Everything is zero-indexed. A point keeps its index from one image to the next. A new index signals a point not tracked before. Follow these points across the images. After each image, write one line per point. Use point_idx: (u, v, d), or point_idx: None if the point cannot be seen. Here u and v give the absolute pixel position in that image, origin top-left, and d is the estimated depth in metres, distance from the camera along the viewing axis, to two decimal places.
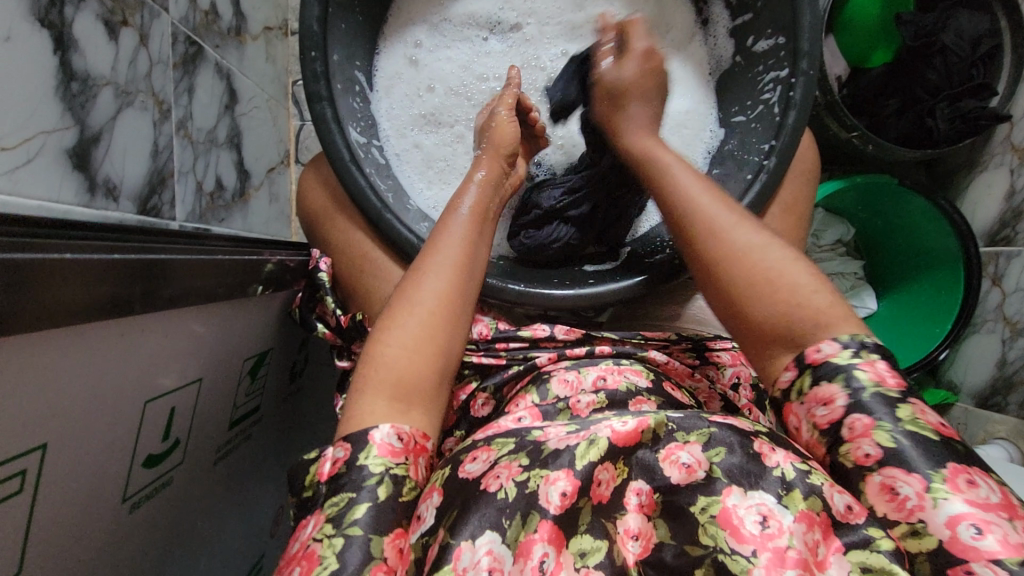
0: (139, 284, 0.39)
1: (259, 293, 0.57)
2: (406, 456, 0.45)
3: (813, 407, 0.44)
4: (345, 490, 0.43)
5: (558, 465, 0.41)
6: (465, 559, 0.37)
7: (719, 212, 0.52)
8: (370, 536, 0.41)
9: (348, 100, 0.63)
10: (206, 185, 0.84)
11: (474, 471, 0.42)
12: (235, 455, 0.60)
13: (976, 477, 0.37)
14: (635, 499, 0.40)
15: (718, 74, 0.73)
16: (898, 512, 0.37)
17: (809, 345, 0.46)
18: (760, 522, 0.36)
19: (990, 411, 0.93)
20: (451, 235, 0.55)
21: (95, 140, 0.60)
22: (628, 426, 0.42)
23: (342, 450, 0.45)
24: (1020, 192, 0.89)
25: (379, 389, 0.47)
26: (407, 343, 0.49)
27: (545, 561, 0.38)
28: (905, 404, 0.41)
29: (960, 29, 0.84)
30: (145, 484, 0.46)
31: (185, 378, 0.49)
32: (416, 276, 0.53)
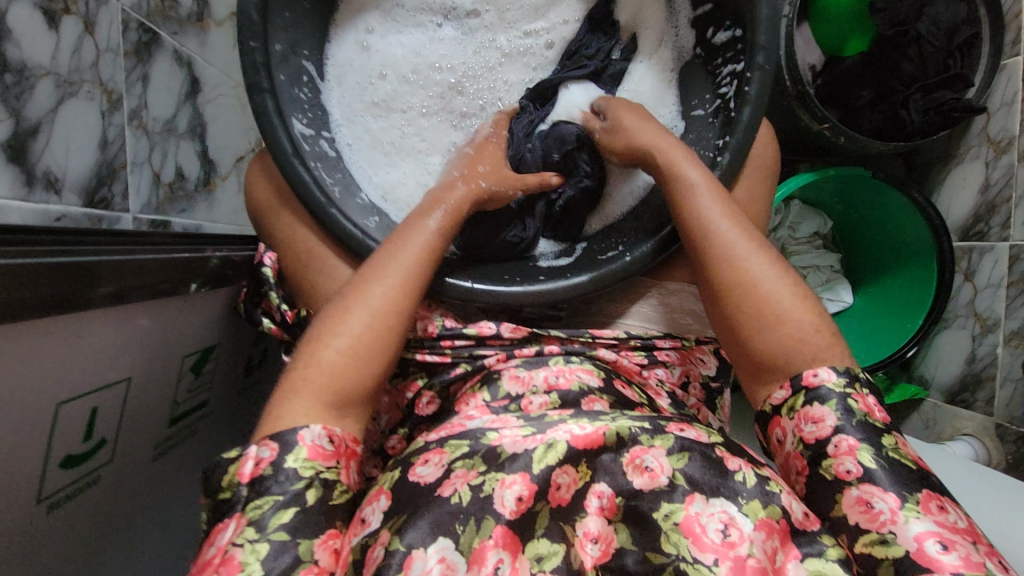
0: (54, 288, 0.39)
1: (195, 291, 0.56)
2: (337, 460, 0.45)
3: (802, 424, 0.48)
4: (271, 492, 0.42)
5: (515, 468, 0.40)
6: (417, 567, 0.37)
7: (739, 243, 0.54)
8: (298, 540, 0.41)
9: (293, 91, 0.62)
10: (164, 175, 0.82)
11: (427, 476, 0.42)
12: (177, 452, 0.60)
13: (946, 504, 0.42)
14: (597, 501, 0.41)
15: (679, 65, 0.70)
16: (870, 523, 0.42)
17: (803, 368, 0.49)
18: (721, 530, 0.39)
19: (959, 408, 0.92)
20: (414, 242, 0.55)
21: (33, 132, 0.60)
22: (587, 430, 0.42)
23: (268, 450, 0.43)
24: (995, 187, 0.87)
25: (316, 393, 0.46)
26: (348, 348, 0.48)
27: (500, 568, 0.37)
28: (889, 434, 0.46)
29: (935, 19, 0.82)
30: (66, 484, 0.45)
31: (110, 375, 0.48)
32: (368, 279, 0.52)
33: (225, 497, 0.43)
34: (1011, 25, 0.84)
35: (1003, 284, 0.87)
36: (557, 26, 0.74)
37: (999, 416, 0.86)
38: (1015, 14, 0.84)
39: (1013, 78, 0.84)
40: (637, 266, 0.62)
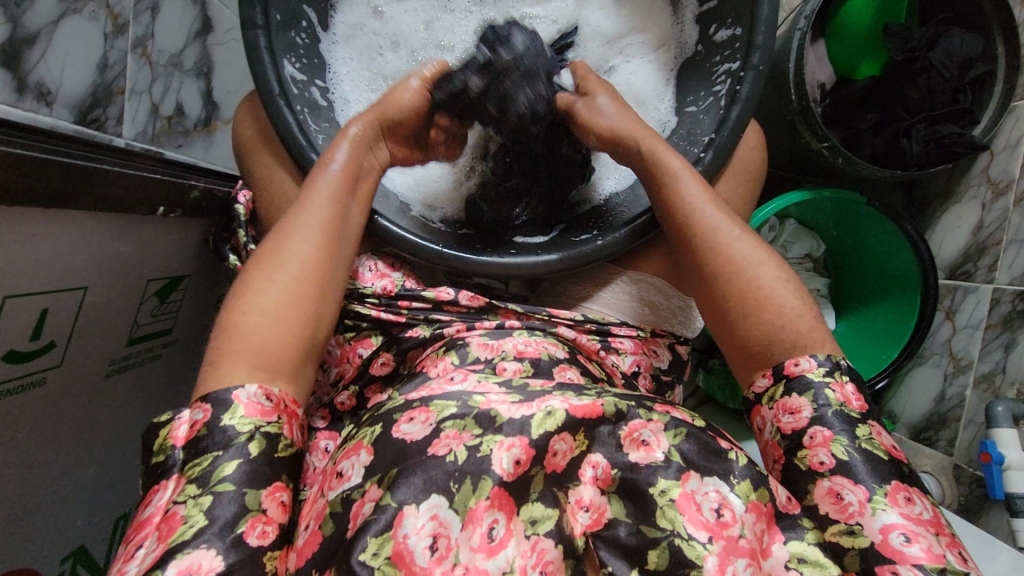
0: (24, 178, 0.42)
1: (162, 215, 0.57)
2: (278, 416, 0.45)
3: (781, 414, 0.50)
4: (210, 449, 0.42)
5: (512, 431, 0.42)
6: (408, 524, 0.37)
7: (727, 233, 0.55)
8: (245, 490, 0.41)
9: (290, 34, 0.62)
10: (163, 109, 0.82)
11: (412, 434, 0.42)
12: (132, 374, 0.61)
13: (913, 496, 0.44)
14: (591, 471, 0.43)
15: (679, 58, 0.70)
16: (839, 514, 0.43)
17: (786, 359, 0.51)
18: (715, 509, 0.41)
19: (922, 445, 0.92)
20: (317, 197, 0.54)
21: (28, 42, 0.61)
22: (586, 401, 0.44)
23: (201, 411, 0.43)
24: (987, 229, 0.87)
25: (240, 359, 0.46)
26: (267, 311, 0.48)
27: (495, 527, 0.39)
28: (864, 425, 0.47)
29: (949, 49, 0.81)
30: (8, 379, 0.46)
31: (63, 283, 0.49)
32: (277, 239, 0.51)
33: (159, 460, 0.42)
34: None
35: (981, 326, 0.86)
36: (567, 2, 0.71)
37: (958, 457, 0.86)
38: None
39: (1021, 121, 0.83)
40: (606, 252, 0.62)
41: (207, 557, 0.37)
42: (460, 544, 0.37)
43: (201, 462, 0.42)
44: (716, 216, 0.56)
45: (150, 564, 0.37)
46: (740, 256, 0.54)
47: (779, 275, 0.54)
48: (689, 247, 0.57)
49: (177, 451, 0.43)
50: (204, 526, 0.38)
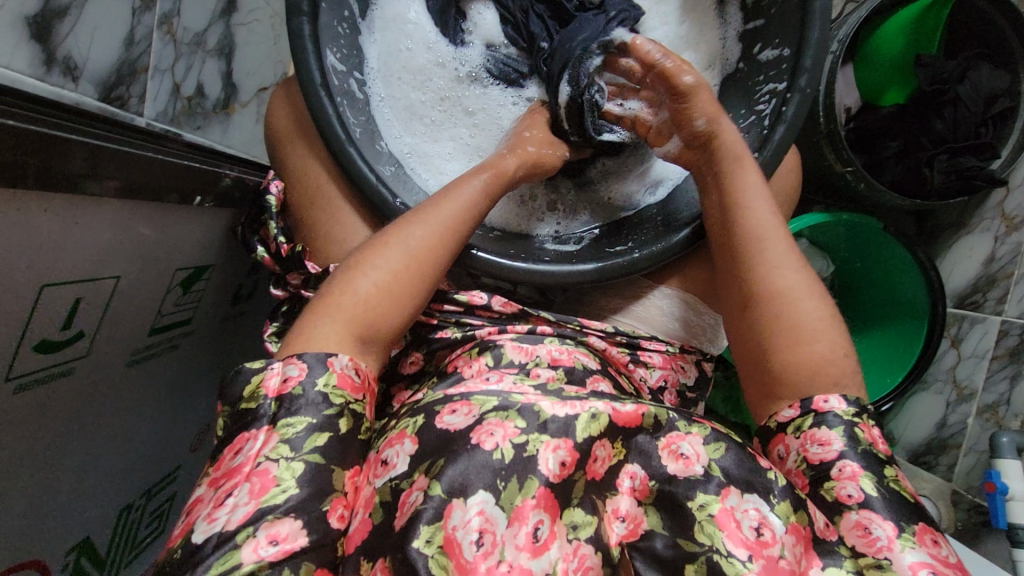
0: (54, 162, 0.39)
1: (199, 204, 0.56)
2: (362, 394, 0.45)
3: (809, 445, 0.48)
4: (303, 413, 0.41)
5: (558, 432, 0.41)
6: (457, 517, 0.37)
7: (787, 260, 0.54)
8: (330, 466, 0.40)
9: (332, 23, 0.61)
10: (185, 89, 0.79)
11: (456, 424, 0.41)
12: (153, 363, 0.59)
13: (939, 539, 0.42)
14: (629, 482, 0.43)
15: (720, 74, 0.69)
16: (866, 547, 0.41)
17: (815, 393, 0.49)
18: (755, 528, 0.39)
19: (921, 469, 0.94)
20: (452, 200, 0.54)
21: (58, 14, 0.58)
22: (628, 409, 0.44)
23: (296, 369, 0.43)
24: (999, 261, 0.88)
25: (345, 320, 0.46)
26: (373, 290, 0.48)
27: (540, 528, 0.38)
28: (891, 467, 0.46)
29: (976, 83, 0.83)
30: (37, 368, 0.44)
31: (98, 272, 0.48)
32: (408, 220, 0.52)
33: (250, 408, 0.41)
34: None
35: (987, 356, 0.88)
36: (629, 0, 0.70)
37: (957, 483, 0.88)
38: None
39: None
40: (643, 265, 0.61)
41: (292, 529, 0.37)
42: (506, 541, 0.37)
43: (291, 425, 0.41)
44: (780, 243, 0.55)
45: (242, 518, 0.37)
46: (796, 282, 0.53)
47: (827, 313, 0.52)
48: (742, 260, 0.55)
49: (267, 404, 0.42)
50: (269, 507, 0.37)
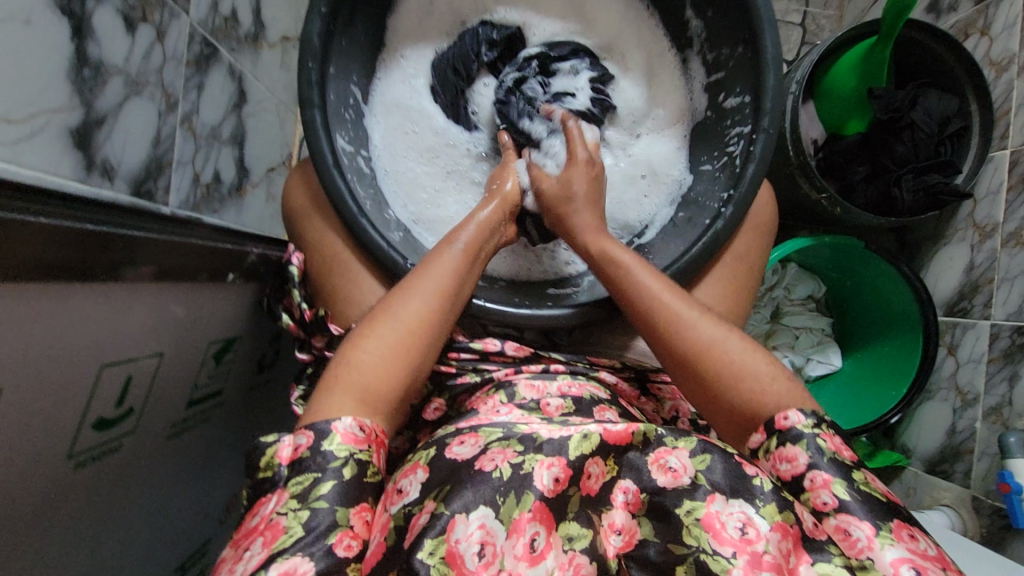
0: (94, 257, 0.42)
1: (230, 280, 0.62)
2: (368, 445, 0.48)
3: (778, 463, 0.49)
4: (309, 469, 0.46)
5: (552, 452, 0.45)
6: (459, 531, 0.41)
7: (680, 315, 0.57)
8: (336, 507, 0.44)
9: (340, 110, 0.68)
10: (204, 177, 0.86)
11: (463, 454, 0.47)
12: (188, 434, 0.62)
13: (917, 533, 0.44)
14: (622, 496, 0.45)
15: (691, 125, 0.76)
16: (849, 549, 0.43)
17: (775, 413, 0.51)
18: (740, 527, 0.41)
19: (938, 479, 0.95)
20: (444, 262, 0.60)
21: (98, 123, 0.64)
22: (618, 427, 0.47)
23: (305, 436, 0.47)
24: (978, 268, 0.93)
25: (348, 390, 0.50)
26: (385, 353, 0.53)
27: (536, 539, 0.42)
28: (858, 472, 0.48)
29: (928, 108, 0.90)
30: (93, 445, 0.48)
31: (145, 350, 0.51)
32: (400, 292, 0.57)
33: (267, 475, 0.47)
34: (999, 122, 0.91)
35: (983, 360, 0.90)
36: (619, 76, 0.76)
37: (976, 489, 0.88)
38: (1003, 112, 0.91)
39: (999, 169, 0.90)
40: None
41: (301, 561, 0.41)
42: (504, 551, 0.40)
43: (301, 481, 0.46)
44: (671, 301, 0.58)
45: (256, 564, 0.41)
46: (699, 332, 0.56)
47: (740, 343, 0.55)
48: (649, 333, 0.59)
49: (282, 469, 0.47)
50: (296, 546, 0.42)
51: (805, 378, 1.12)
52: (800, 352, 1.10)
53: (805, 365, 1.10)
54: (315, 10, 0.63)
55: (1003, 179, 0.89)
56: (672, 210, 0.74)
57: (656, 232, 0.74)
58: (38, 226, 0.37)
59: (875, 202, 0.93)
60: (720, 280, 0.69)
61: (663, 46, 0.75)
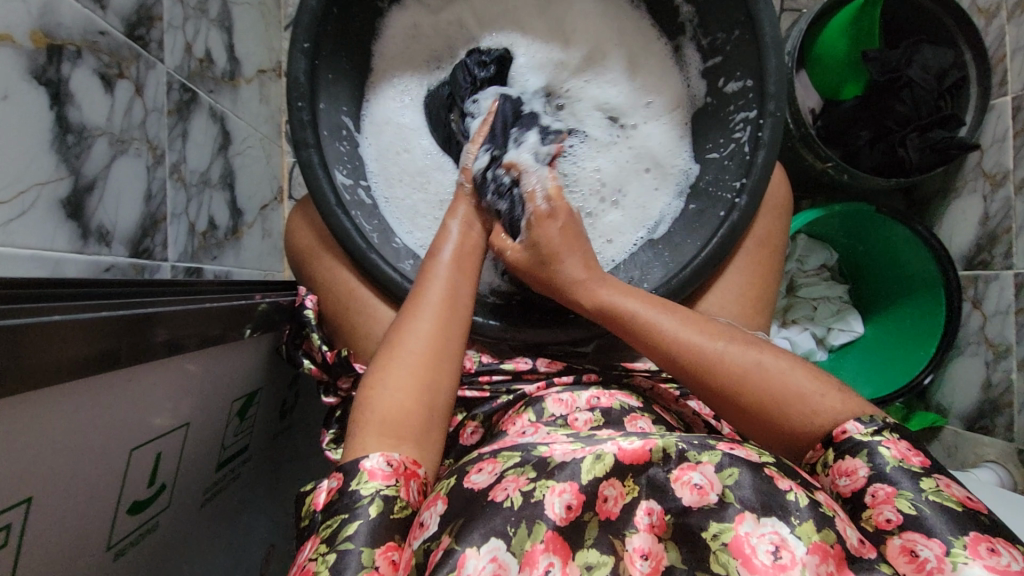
0: (105, 341, 0.37)
1: (249, 335, 0.58)
2: (396, 479, 0.47)
3: (838, 479, 0.46)
4: (340, 511, 0.45)
5: (563, 477, 0.43)
6: (470, 566, 0.39)
7: (707, 347, 0.54)
8: (363, 548, 0.42)
9: (334, 145, 0.66)
10: (198, 225, 0.84)
11: (480, 483, 0.44)
12: (220, 498, 0.60)
13: (998, 546, 0.38)
14: (646, 518, 0.42)
15: (691, 111, 0.73)
16: (916, 573, 0.38)
17: (835, 427, 0.48)
18: (772, 551, 0.38)
19: (980, 435, 0.93)
20: (435, 281, 0.60)
21: (88, 188, 0.62)
22: (634, 445, 0.44)
23: (335, 479, 0.47)
24: (994, 218, 0.91)
25: (370, 427, 0.50)
26: (394, 384, 0.52)
27: (551, 571, 0.39)
28: (929, 478, 0.43)
29: (925, 63, 0.88)
30: (131, 529, 0.46)
31: (174, 422, 0.49)
32: (403, 321, 0.57)
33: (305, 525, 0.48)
34: (997, 68, 0.89)
35: (1012, 310, 0.89)
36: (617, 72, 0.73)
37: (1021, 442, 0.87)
38: (1000, 58, 0.89)
39: (1003, 116, 0.89)
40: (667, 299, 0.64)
41: None
42: None
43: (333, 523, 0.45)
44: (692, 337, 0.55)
45: None
46: (732, 360, 0.53)
47: (782, 362, 0.53)
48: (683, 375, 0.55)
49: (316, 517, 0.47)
50: None
51: (829, 348, 1.10)
52: (819, 323, 1.09)
53: (826, 335, 1.09)
54: (297, 48, 0.61)
55: (1009, 125, 0.88)
56: (681, 202, 0.72)
57: (669, 226, 0.72)
58: (36, 322, 0.32)
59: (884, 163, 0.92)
60: (743, 266, 0.67)
61: (647, 32, 0.72)
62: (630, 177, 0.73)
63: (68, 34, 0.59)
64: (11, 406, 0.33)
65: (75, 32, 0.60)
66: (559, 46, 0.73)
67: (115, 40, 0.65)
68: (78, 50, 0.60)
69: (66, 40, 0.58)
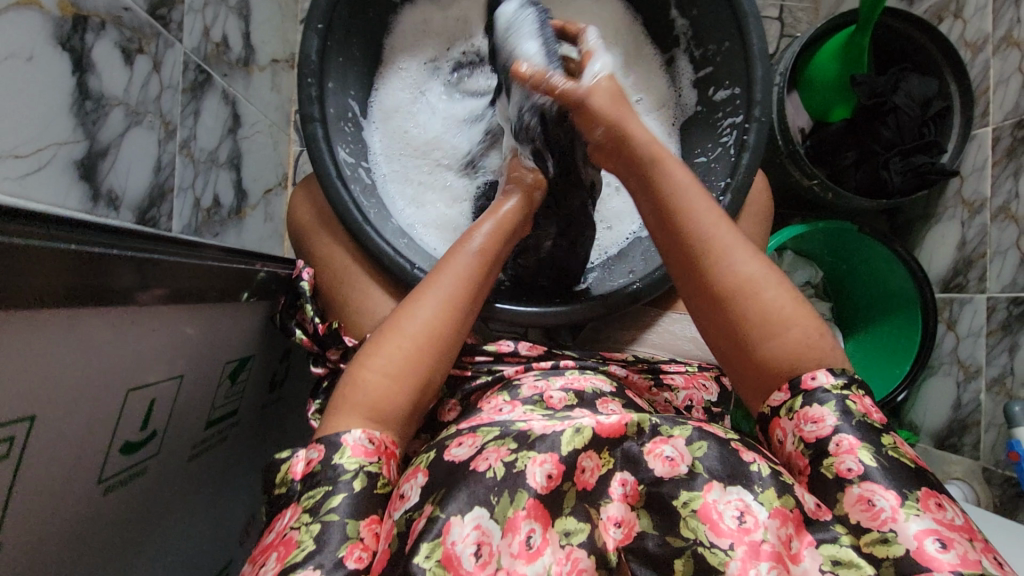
0: (103, 276, 0.40)
1: (246, 300, 0.61)
2: (377, 456, 0.49)
3: (802, 423, 0.48)
4: (321, 483, 0.47)
5: (544, 449, 0.45)
6: (455, 532, 0.41)
7: (730, 249, 0.53)
8: (347, 520, 0.45)
9: (340, 124, 0.69)
10: (203, 201, 0.87)
11: (461, 455, 0.46)
12: (208, 455, 0.62)
13: (944, 501, 0.43)
14: (620, 488, 0.45)
15: (679, 115, 0.77)
16: (871, 521, 0.42)
17: (804, 371, 0.50)
18: (737, 516, 0.41)
19: (949, 452, 0.96)
20: (453, 269, 0.59)
21: (102, 154, 0.65)
22: (610, 419, 0.47)
23: (316, 450, 0.49)
24: (971, 244, 0.95)
25: (357, 407, 0.51)
26: (391, 369, 0.53)
27: (532, 536, 0.42)
28: (888, 435, 0.47)
29: (910, 92, 0.92)
30: (121, 469, 0.48)
31: (167, 374, 0.52)
32: (412, 303, 0.57)
33: (282, 491, 0.49)
34: (979, 100, 0.93)
35: (983, 333, 0.92)
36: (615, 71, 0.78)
37: (986, 460, 0.90)
38: (983, 91, 0.93)
39: (983, 146, 0.92)
40: (646, 292, 0.68)
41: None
42: (501, 549, 0.41)
43: (314, 495, 0.47)
44: (726, 236, 0.53)
45: None
46: (750, 270, 0.52)
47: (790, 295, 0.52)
48: (691, 270, 0.54)
49: (296, 485, 0.49)
50: (314, 550, 0.43)
51: None
52: None
53: None
54: (311, 27, 0.64)
55: (988, 155, 0.91)
56: None
57: None
58: (45, 245, 0.35)
59: (870, 185, 0.95)
60: None
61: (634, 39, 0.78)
62: None
63: (94, 7, 0.62)
64: (14, 322, 0.36)
65: (101, 6, 0.63)
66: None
67: (137, 17, 0.68)
68: (101, 23, 0.63)
69: (92, 12, 0.62)
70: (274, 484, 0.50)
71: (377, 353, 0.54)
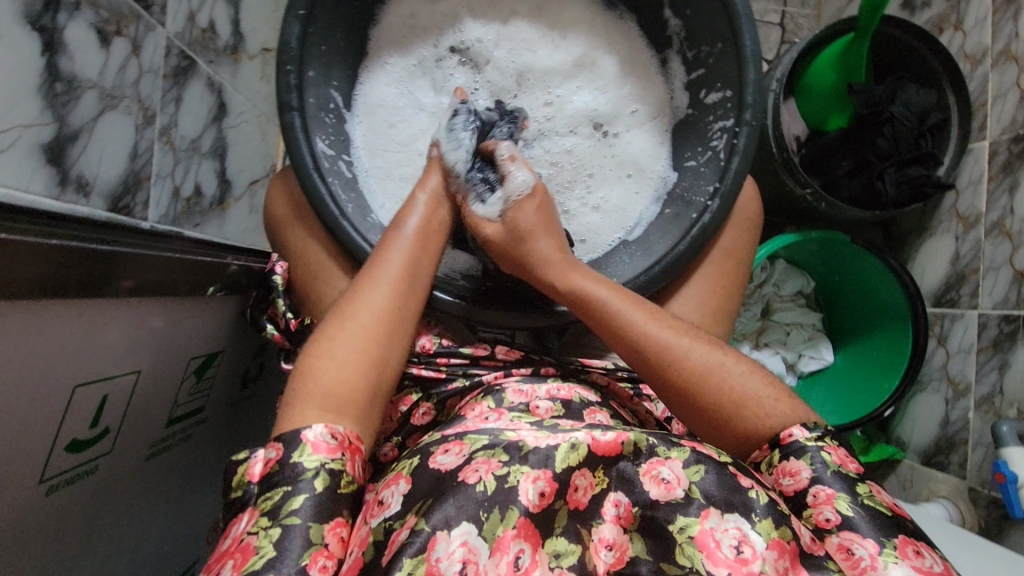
0: (49, 268, 0.38)
1: (213, 293, 0.58)
2: (342, 452, 0.47)
3: (781, 477, 0.48)
4: (282, 483, 0.44)
5: (538, 463, 0.43)
6: (440, 548, 0.38)
7: (666, 342, 0.56)
8: (310, 524, 0.42)
9: (320, 114, 0.67)
10: (183, 190, 0.85)
11: (446, 464, 0.43)
12: (170, 454, 0.61)
13: (922, 549, 0.42)
14: (613, 510, 0.43)
15: (672, 120, 0.75)
16: (851, 569, 0.41)
17: (779, 431, 0.50)
18: (734, 546, 0.40)
19: (936, 471, 0.94)
20: (393, 254, 0.60)
21: (72, 138, 0.63)
22: (607, 437, 0.44)
23: (274, 450, 0.46)
24: (964, 258, 0.93)
25: (312, 398, 0.49)
26: (341, 354, 0.52)
27: (521, 557, 0.40)
28: (863, 483, 0.46)
29: (908, 102, 0.90)
30: (67, 468, 0.46)
31: (122, 368, 0.50)
32: (354, 292, 0.57)
33: (238, 494, 0.46)
34: (978, 113, 0.91)
35: (973, 350, 0.91)
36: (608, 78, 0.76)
37: (972, 480, 0.88)
38: (981, 104, 0.91)
39: (980, 160, 0.91)
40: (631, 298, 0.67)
41: None
42: (488, 569, 0.38)
43: (273, 496, 0.44)
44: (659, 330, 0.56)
45: None
46: (692, 356, 0.55)
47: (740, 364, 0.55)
48: (643, 370, 0.57)
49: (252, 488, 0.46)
50: (274, 558, 0.40)
51: (799, 374, 1.12)
52: (790, 348, 1.11)
53: (797, 361, 1.11)
54: (292, 13, 0.63)
55: (984, 169, 0.90)
56: (658, 207, 0.73)
57: (649, 218, 0.73)
58: None
59: (862, 195, 0.93)
60: (707, 274, 0.69)
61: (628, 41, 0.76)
62: (611, 185, 0.75)
63: None
64: None
65: None
66: (554, 35, 0.75)
67: None
68: (76, 3, 0.61)
69: None
70: (229, 487, 0.47)
71: (323, 340, 0.53)
